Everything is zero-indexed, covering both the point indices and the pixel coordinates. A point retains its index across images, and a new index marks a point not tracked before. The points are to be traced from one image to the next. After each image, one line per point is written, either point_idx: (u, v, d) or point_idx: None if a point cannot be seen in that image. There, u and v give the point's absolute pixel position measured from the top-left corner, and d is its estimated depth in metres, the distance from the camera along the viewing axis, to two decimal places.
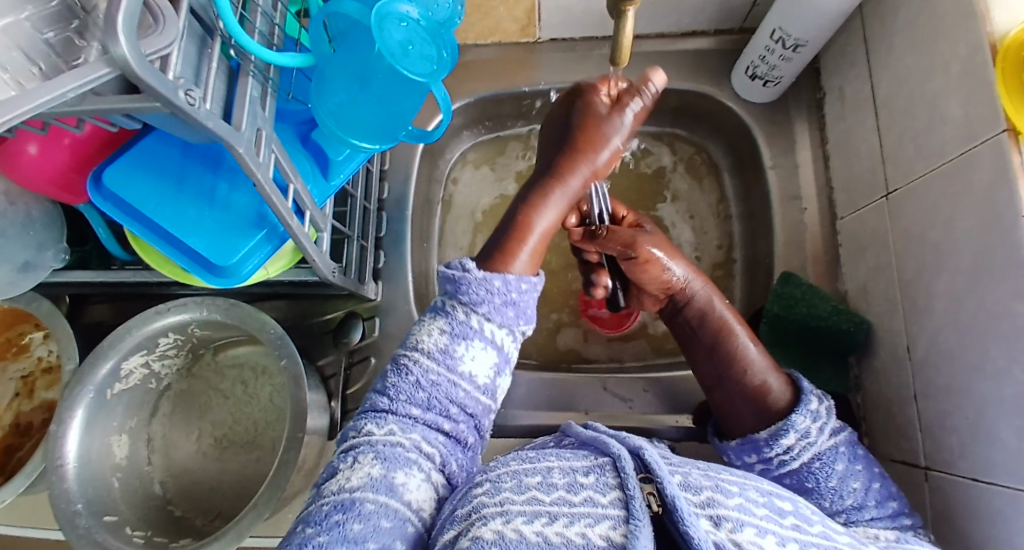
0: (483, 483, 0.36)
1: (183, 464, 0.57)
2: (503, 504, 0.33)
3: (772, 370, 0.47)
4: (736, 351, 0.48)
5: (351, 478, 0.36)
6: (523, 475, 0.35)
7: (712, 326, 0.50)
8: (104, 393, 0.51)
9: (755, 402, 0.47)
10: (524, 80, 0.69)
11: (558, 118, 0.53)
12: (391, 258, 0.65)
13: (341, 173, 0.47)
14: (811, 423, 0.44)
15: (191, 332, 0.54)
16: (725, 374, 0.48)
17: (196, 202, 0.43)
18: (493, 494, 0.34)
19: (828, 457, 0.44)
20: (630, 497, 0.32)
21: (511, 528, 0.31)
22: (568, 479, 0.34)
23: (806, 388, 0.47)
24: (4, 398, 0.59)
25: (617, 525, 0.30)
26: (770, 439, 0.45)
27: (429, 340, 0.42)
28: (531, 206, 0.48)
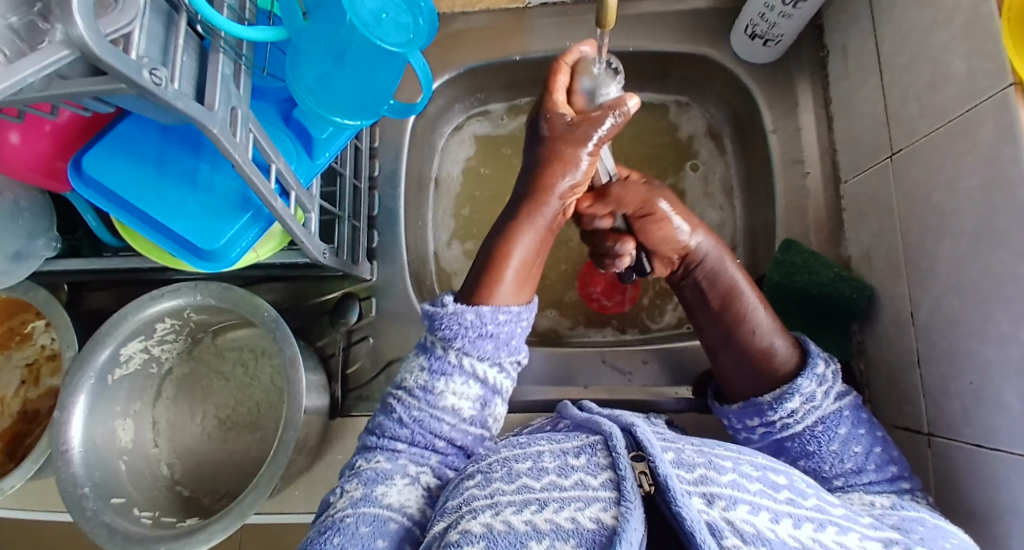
0: (474, 475, 0.37)
1: (191, 446, 0.58)
2: (493, 496, 0.33)
3: (778, 332, 0.46)
4: (741, 316, 0.47)
5: (339, 500, 0.40)
6: (513, 463, 0.35)
7: (721, 289, 0.48)
8: (105, 379, 0.51)
9: (759, 363, 0.45)
10: (515, 48, 0.67)
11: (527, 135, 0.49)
12: (385, 237, 0.64)
13: (326, 151, 0.47)
14: (817, 387, 0.43)
15: (187, 316, 0.54)
16: (732, 334, 0.47)
17: (181, 185, 0.42)
18: (482, 487, 0.35)
19: (831, 421, 0.43)
20: (621, 479, 0.32)
21: (500, 520, 0.31)
22: (559, 462, 0.34)
23: (814, 350, 0.45)
24: (11, 386, 0.60)
25: (608, 507, 0.30)
26: (774, 403, 0.43)
27: (412, 378, 0.44)
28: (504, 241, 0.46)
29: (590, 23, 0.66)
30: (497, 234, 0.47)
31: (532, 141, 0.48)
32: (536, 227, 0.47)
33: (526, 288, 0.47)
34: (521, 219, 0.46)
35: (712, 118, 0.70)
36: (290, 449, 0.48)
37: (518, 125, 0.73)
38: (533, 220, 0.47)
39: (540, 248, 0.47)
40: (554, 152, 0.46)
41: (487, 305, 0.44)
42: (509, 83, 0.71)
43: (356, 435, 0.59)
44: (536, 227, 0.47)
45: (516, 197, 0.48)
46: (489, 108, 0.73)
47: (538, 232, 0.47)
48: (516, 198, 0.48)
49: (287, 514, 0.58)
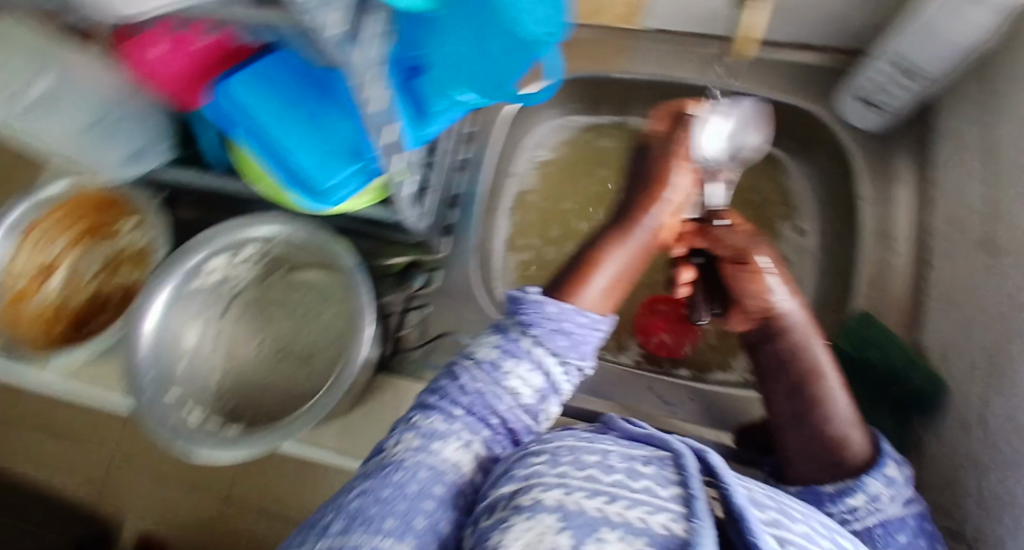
0: (540, 452, 0.37)
1: (249, 366, 0.61)
2: (563, 476, 0.33)
3: (855, 425, 0.44)
4: (817, 396, 0.45)
5: (398, 444, 0.41)
6: (581, 452, 0.35)
7: (798, 366, 0.47)
8: (187, 284, 0.55)
9: (827, 453, 0.43)
10: (614, 67, 0.68)
11: (630, 170, 0.58)
12: (462, 217, 0.67)
13: (436, 122, 0.46)
14: (883, 488, 0.40)
15: (273, 246, 0.58)
16: (804, 415, 0.45)
17: (302, 121, 0.44)
18: (550, 465, 0.35)
19: (893, 527, 0.39)
20: (692, 496, 0.32)
21: (572, 500, 0.31)
22: (627, 465, 0.34)
23: (889, 451, 0.42)
24: (92, 270, 0.64)
25: (678, 519, 0.30)
26: (835, 495, 0.41)
27: (482, 351, 0.46)
28: (594, 255, 0.51)
29: (705, 58, 0.67)
30: (588, 252, 0.52)
31: (640, 166, 0.57)
32: (628, 248, 0.52)
33: (609, 301, 0.50)
34: (612, 242, 0.52)
35: (802, 178, 0.68)
36: (344, 386, 0.51)
37: (615, 141, 0.73)
38: (626, 239, 0.52)
39: (630, 269, 0.52)
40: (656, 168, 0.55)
41: (567, 303, 0.47)
42: (610, 101, 0.72)
43: (395, 396, 0.60)
44: (629, 249, 0.52)
45: (613, 222, 0.54)
46: (567, 120, 0.74)
47: (629, 250, 0.52)
48: (614, 217, 0.54)
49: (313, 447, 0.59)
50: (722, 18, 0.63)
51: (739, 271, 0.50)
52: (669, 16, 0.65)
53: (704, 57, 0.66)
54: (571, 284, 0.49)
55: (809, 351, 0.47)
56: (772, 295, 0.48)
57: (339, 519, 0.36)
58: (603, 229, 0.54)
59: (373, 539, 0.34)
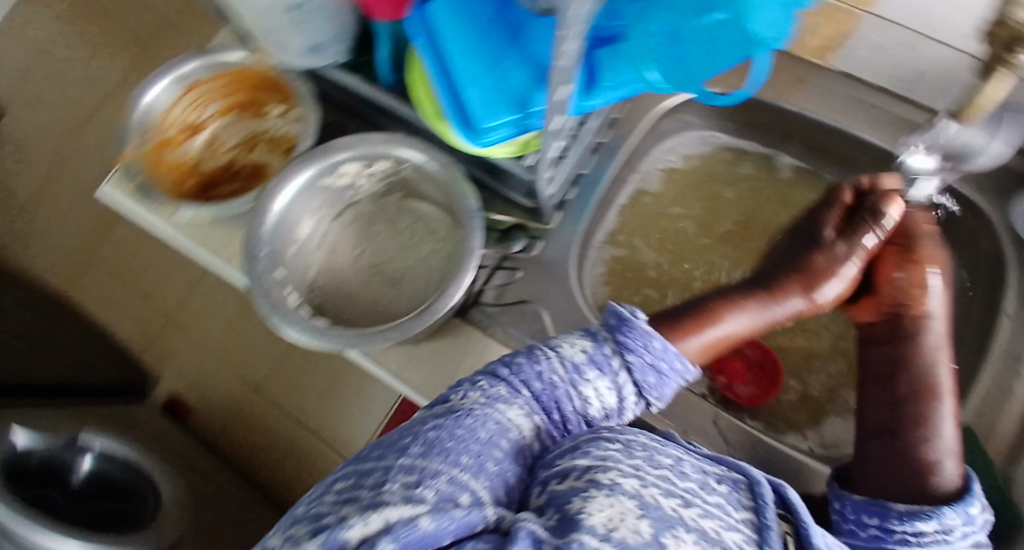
0: (612, 439, 0.37)
1: (336, 272, 0.64)
2: (637, 467, 0.34)
3: (954, 457, 0.50)
4: (923, 418, 0.53)
5: (468, 395, 0.42)
6: (655, 453, 0.37)
7: (916, 387, 0.55)
8: (319, 178, 0.58)
9: (917, 469, 0.50)
10: (790, 96, 0.65)
11: (783, 247, 0.64)
12: (578, 197, 0.67)
13: (602, 96, 0.44)
14: (959, 523, 0.44)
15: (402, 170, 0.61)
16: (903, 431, 0.54)
17: (487, 60, 0.45)
18: (625, 454, 0.35)
19: None
20: (765, 525, 0.33)
21: (647, 493, 0.32)
22: (700, 477, 0.36)
23: (976, 489, 0.47)
24: (235, 140, 0.69)
25: (750, 543, 0.32)
26: (903, 515, 0.45)
27: (569, 348, 0.47)
28: (723, 310, 0.56)
29: (885, 112, 0.62)
30: (713, 300, 0.57)
31: (793, 251, 0.62)
32: (762, 315, 0.57)
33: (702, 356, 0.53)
34: (750, 305, 0.57)
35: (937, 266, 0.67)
36: (436, 316, 0.53)
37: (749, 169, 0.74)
38: (763, 307, 0.57)
39: (752, 331, 0.57)
40: (810, 258, 0.60)
41: (671, 346, 0.49)
42: (762, 130, 0.71)
43: (462, 341, 0.62)
44: (761, 316, 0.57)
45: (754, 288, 0.59)
46: (717, 136, 0.74)
47: (761, 319, 0.57)
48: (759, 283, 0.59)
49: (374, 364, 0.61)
50: (927, 82, 0.60)
51: (898, 274, 0.59)
52: (865, 56, 0.60)
53: (891, 113, 0.62)
54: (676, 327, 0.52)
55: (935, 374, 0.55)
56: (924, 302, 0.58)
57: (418, 443, 0.35)
58: (742, 289, 0.59)
59: (451, 469, 0.33)
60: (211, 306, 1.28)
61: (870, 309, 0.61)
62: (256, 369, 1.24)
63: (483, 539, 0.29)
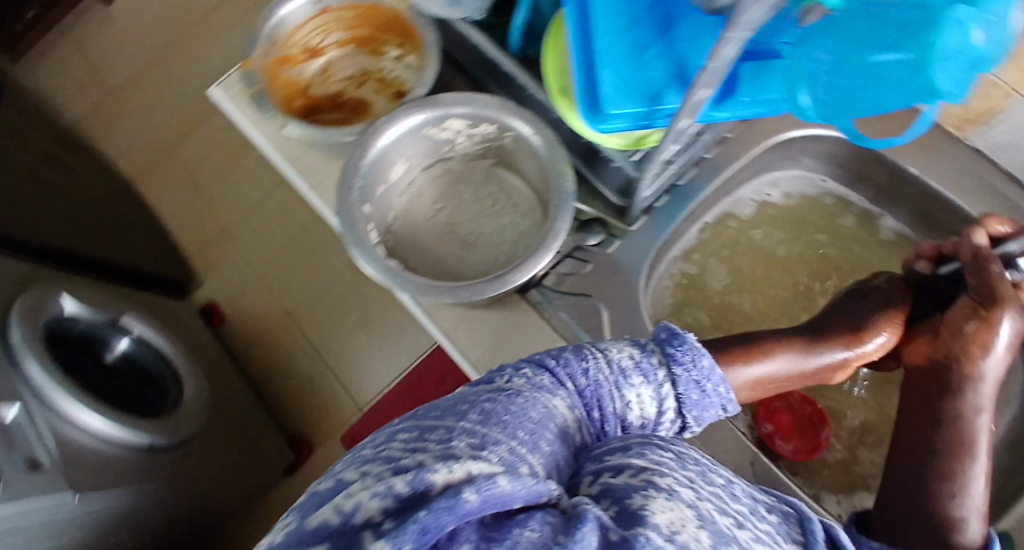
0: (666, 448, 0.35)
1: (411, 222, 0.65)
2: (694, 479, 0.32)
3: (978, 515, 0.48)
4: (953, 472, 0.50)
5: (514, 378, 0.37)
6: (710, 470, 0.34)
7: (954, 440, 0.51)
8: (423, 127, 0.59)
9: (943, 527, 0.48)
10: (916, 161, 0.64)
11: (835, 306, 0.62)
12: (667, 206, 0.67)
13: (733, 110, 0.46)
14: None
15: (502, 140, 0.61)
16: (929, 483, 0.50)
17: (631, 47, 0.45)
18: (680, 464, 0.33)
19: None
20: None
21: (705, 506, 0.30)
22: (752, 503, 0.34)
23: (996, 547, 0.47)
24: (344, 73, 0.72)
25: None
26: None
27: (616, 354, 0.45)
28: (768, 346, 0.54)
29: (1006, 200, 0.62)
30: (756, 339, 0.55)
31: (849, 310, 0.60)
32: (799, 362, 0.55)
33: (743, 392, 0.52)
34: (789, 347, 0.55)
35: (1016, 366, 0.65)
36: (509, 287, 0.53)
37: (847, 222, 0.72)
38: (802, 358, 0.55)
39: (788, 379, 0.55)
40: (858, 317, 0.58)
41: (719, 370, 0.48)
42: (870, 183, 0.70)
43: (520, 318, 0.62)
44: (798, 364, 0.55)
45: (796, 333, 0.57)
46: (825, 179, 0.72)
47: (798, 366, 0.55)
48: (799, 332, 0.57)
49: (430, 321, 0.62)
50: None
51: (966, 324, 0.52)
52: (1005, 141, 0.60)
53: (1013, 202, 0.62)
54: (725, 355, 0.53)
55: (972, 429, 0.51)
56: (981, 361, 0.52)
57: (474, 410, 0.32)
58: (785, 332, 0.57)
59: (508, 441, 0.30)
60: (269, 227, 1.32)
61: (923, 352, 0.56)
62: (297, 296, 1.28)
63: (551, 513, 0.27)
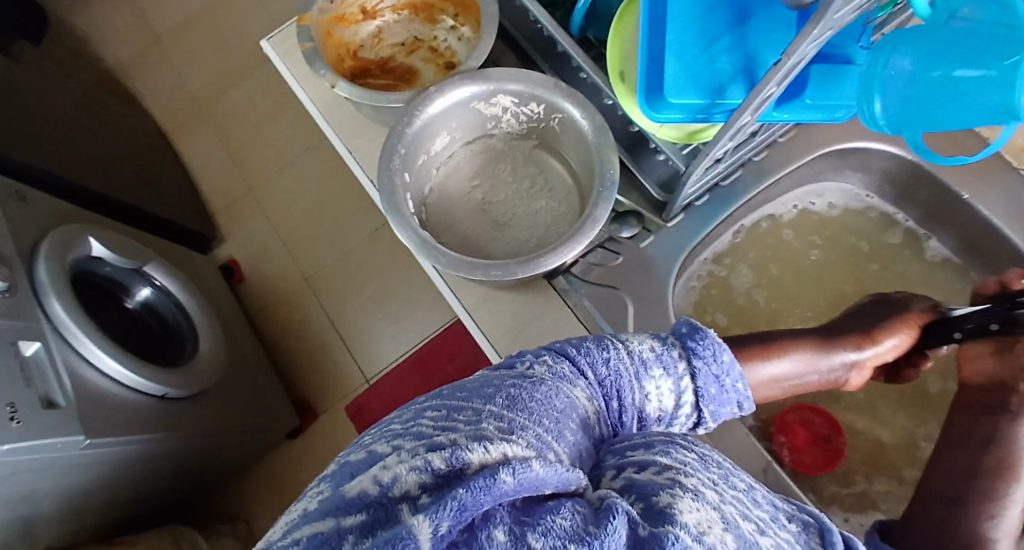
0: (691, 448, 0.34)
1: (447, 195, 0.65)
2: (718, 483, 0.31)
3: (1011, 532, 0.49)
4: (999, 493, 0.49)
5: (534, 366, 0.36)
6: (732, 474, 0.33)
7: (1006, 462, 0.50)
8: (472, 101, 0.58)
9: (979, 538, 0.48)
10: (970, 187, 0.62)
11: (855, 312, 0.61)
12: (707, 206, 0.66)
13: (792, 114, 0.44)
14: None
15: (548, 121, 0.60)
16: (972, 500, 0.49)
17: (700, 39, 0.44)
18: (704, 466, 0.32)
19: None
20: None
21: (728, 509, 0.29)
22: (772, 509, 0.33)
23: None
24: (393, 39, 0.71)
25: None
26: None
27: (638, 344, 0.43)
28: (789, 344, 0.53)
29: None
30: (782, 336, 0.54)
31: (875, 315, 0.59)
32: (819, 362, 0.54)
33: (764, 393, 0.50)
34: (808, 348, 0.53)
35: None
36: (540, 271, 0.52)
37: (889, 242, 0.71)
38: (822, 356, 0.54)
39: (806, 380, 0.54)
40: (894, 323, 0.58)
41: (737, 365, 0.46)
42: (918, 205, 0.68)
43: (546, 302, 0.62)
44: (815, 364, 0.53)
45: (817, 335, 0.55)
46: (870, 196, 0.71)
47: (818, 364, 0.54)
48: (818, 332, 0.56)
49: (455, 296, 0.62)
50: None
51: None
52: None
53: None
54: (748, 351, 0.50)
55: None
56: None
57: (500, 394, 0.30)
58: (808, 332, 0.56)
59: (535, 427, 0.29)
60: (299, 188, 1.33)
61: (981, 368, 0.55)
62: (319, 260, 1.28)
63: (580, 502, 0.25)
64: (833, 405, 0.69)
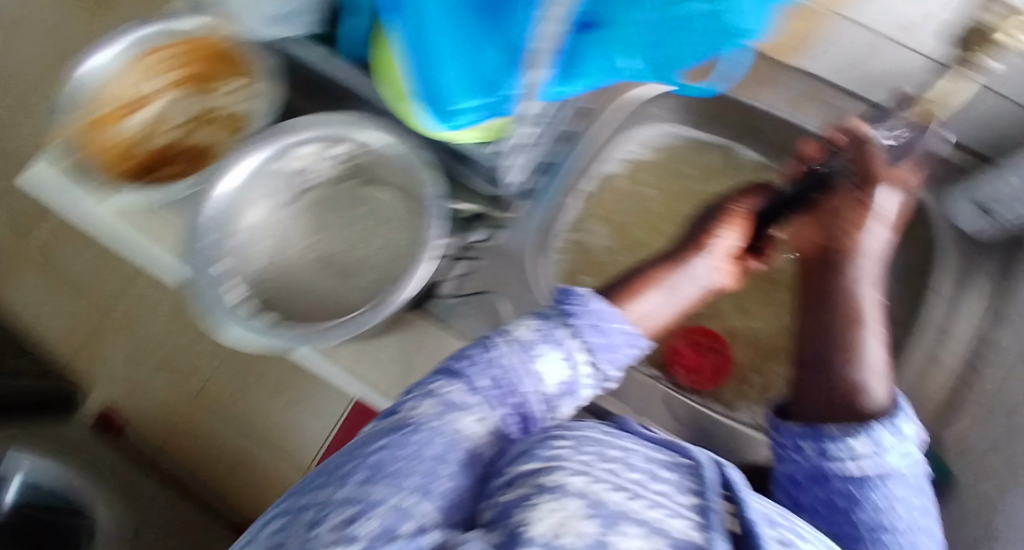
0: (564, 437, 0.34)
1: (285, 259, 0.60)
2: (588, 464, 0.30)
3: (880, 379, 0.44)
4: (849, 344, 0.47)
5: (416, 407, 0.37)
6: (605, 448, 0.33)
7: (847, 312, 0.48)
8: (266, 160, 0.55)
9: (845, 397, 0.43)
10: (752, 94, 0.68)
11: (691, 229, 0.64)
12: (544, 186, 0.67)
13: (575, 85, 0.45)
14: (890, 438, 0.40)
15: (360, 152, 0.58)
16: (827, 362, 0.46)
17: (457, 37, 0.41)
18: (575, 451, 0.31)
19: (891, 479, 0.39)
20: (708, 507, 0.29)
21: (594, 490, 0.28)
22: (648, 467, 0.32)
23: (904, 407, 0.43)
24: (177, 120, 0.65)
25: (694, 527, 0.28)
26: (838, 433, 0.40)
27: (521, 331, 0.45)
28: (645, 278, 0.54)
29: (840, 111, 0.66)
30: (639, 274, 0.54)
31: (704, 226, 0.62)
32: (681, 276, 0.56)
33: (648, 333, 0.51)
34: (662, 277, 0.55)
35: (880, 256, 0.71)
36: (388, 313, 0.51)
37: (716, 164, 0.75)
38: (673, 280, 0.55)
39: (672, 309, 0.54)
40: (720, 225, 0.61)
41: (610, 306, 0.49)
42: (724, 124, 0.73)
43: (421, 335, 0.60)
44: (671, 290, 0.54)
45: (664, 260, 0.57)
46: (675, 128, 0.75)
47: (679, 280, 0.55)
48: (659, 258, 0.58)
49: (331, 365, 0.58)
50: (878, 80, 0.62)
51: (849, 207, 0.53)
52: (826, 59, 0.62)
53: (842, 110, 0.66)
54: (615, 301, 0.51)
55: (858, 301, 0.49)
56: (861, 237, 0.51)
57: (358, 470, 0.30)
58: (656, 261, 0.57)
59: (395, 495, 0.28)
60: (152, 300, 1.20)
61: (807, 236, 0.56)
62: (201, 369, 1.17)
63: None
64: (716, 320, 0.73)
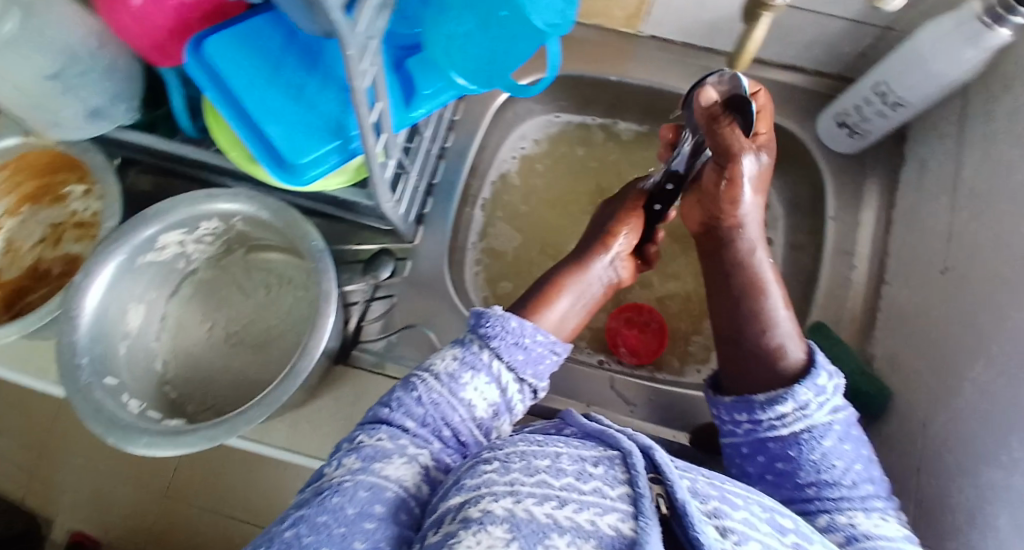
0: (491, 460, 0.31)
1: (189, 350, 0.57)
2: (513, 484, 0.28)
3: (794, 337, 0.45)
4: (758, 309, 0.46)
5: (338, 467, 0.37)
6: (532, 458, 0.30)
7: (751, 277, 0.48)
8: (135, 258, 0.52)
9: (768, 362, 0.44)
10: (613, 69, 0.68)
11: (596, 217, 0.62)
12: (436, 208, 0.66)
13: (424, 106, 0.44)
14: (812, 397, 0.41)
15: (234, 224, 0.55)
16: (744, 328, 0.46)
17: (289, 90, 0.43)
18: (502, 472, 0.29)
19: (818, 432, 0.41)
20: (640, 495, 0.27)
21: (521, 508, 0.26)
22: (578, 466, 0.29)
23: (821, 362, 0.43)
24: (30, 240, 0.60)
25: (626, 518, 0.26)
26: (766, 403, 0.42)
27: (441, 363, 0.43)
28: (555, 281, 0.53)
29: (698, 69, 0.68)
30: (547, 280, 0.54)
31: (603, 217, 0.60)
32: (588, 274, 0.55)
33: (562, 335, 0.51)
34: (567, 282, 0.54)
35: (776, 192, 0.72)
36: (300, 378, 0.46)
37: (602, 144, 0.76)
38: (580, 284, 0.54)
39: (585, 307, 0.54)
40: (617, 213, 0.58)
41: (528, 321, 0.46)
42: (599, 104, 0.74)
43: (354, 388, 0.57)
44: (579, 289, 0.54)
45: (568, 260, 0.56)
46: (558, 115, 0.75)
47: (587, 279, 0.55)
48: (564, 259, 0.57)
49: (265, 446, 0.54)
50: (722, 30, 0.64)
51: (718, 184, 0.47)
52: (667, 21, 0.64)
53: (699, 64, 0.68)
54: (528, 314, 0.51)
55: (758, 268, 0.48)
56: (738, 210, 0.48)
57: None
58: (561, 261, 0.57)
59: None
60: None
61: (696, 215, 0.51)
62: None
63: None
64: (646, 293, 0.74)
